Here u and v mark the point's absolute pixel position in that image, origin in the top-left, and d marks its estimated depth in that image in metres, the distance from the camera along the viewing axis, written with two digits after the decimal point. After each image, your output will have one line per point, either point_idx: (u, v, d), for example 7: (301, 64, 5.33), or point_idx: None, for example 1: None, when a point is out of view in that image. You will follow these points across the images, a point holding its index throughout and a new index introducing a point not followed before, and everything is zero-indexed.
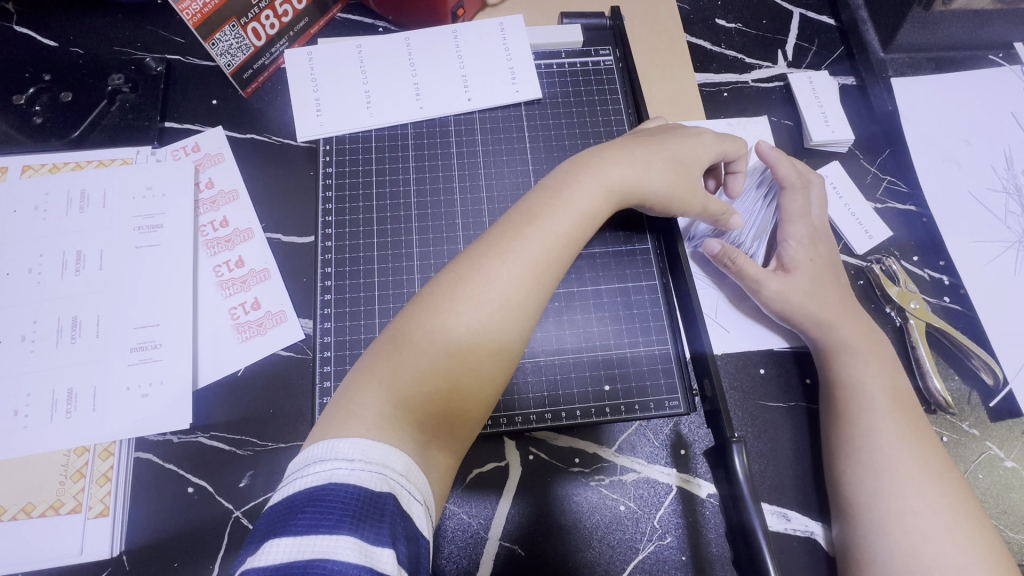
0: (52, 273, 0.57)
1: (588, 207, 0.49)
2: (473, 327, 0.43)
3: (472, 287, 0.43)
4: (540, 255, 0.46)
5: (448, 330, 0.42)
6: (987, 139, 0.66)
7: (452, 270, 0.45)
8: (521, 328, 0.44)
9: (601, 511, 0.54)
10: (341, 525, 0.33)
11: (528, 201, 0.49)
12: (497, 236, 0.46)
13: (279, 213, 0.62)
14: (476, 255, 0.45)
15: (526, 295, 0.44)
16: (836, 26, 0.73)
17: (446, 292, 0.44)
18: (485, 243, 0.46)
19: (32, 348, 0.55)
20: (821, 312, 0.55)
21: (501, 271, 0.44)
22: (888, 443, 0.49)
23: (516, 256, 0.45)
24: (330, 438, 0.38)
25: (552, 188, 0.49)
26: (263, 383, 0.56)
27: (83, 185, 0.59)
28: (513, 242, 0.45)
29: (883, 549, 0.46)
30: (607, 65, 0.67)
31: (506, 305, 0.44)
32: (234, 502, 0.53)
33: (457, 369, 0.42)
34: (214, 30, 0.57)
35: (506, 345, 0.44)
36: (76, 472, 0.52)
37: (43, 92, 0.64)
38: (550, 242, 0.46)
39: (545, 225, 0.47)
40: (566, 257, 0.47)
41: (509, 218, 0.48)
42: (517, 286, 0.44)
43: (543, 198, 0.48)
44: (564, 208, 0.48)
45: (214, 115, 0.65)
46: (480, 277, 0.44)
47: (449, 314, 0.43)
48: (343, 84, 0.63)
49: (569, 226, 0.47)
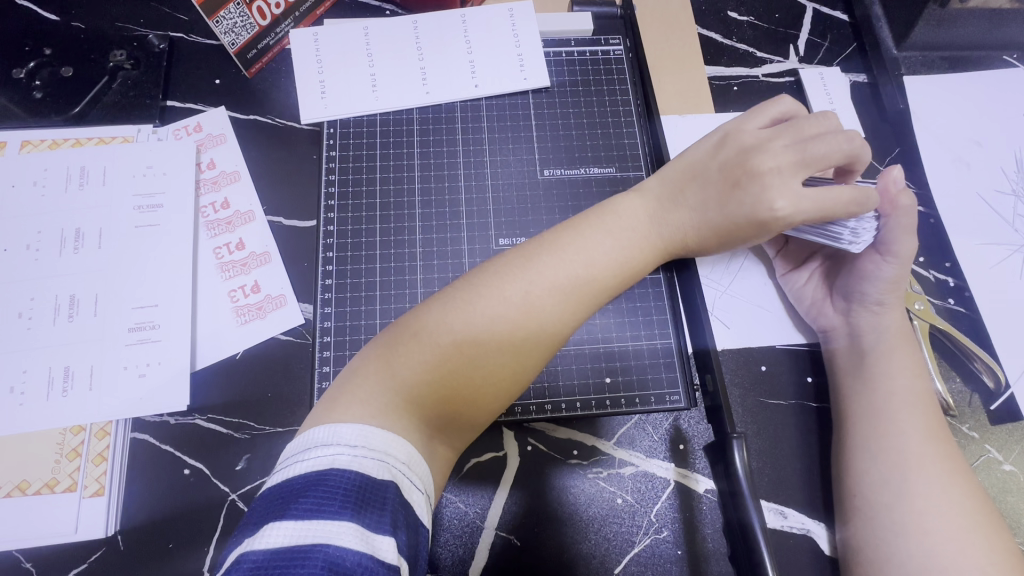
0: (51, 250, 0.56)
1: (636, 266, 0.48)
2: (497, 332, 0.42)
3: (507, 295, 0.43)
4: (580, 283, 0.45)
5: (472, 334, 0.42)
6: (998, 139, 0.66)
7: (491, 272, 0.45)
8: (542, 345, 0.44)
9: (598, 503, 0.54)
10: (342, 511, 0.32)
11: (581, 221, 0.49)
12: (544, 250, 0.46)
13: (280, 195, 0.61)
14: (518, 269, 0.45)
15: (558, 315, 0.44)
16: (849, 22, 0.72)
17: (479, 295, 0.43)
18: (533, 249, 0.46)
19: (29, 324, 0.54)
20: (875, 287, 0.53)
21: (539, 284, 0.44)
22: (896, 447, 0.49)
23: (559, 270, 0.45)
24: (331, 422, 0.38)
25: (610, 229, 0.48)
26: (261, 366, 0.56)
27: (82, 162, 0.59)
28: (559, 261, 0.45)
29: (900, 550, 0.46)
30: (617, 54, 0.66)
31: (536, 318, 0.43)
32: (231, 485, 0.52)
33: (473, 375, 0.42)
34: (218, 7, 0.57)
35: (525, 357, 0.43)
36: (72, 451, 0.52)
37: (43, 66, 0.63)
38: (592, 266, 0.46)
39: (591, 249, 0.47)
40: (607, 293, 0.47)
41: (562, 232, 0.48)
42: (552, 301, 0.44)
43: (599, 235, 0.48)
44: (612, 252, 0.47)
45: (218, 95, 0.64)
46: (513, 286, 0.44)
47: (476, 320, 0.42)
48: (350, 67, 0.62)
49: (616, 274, 0.47)
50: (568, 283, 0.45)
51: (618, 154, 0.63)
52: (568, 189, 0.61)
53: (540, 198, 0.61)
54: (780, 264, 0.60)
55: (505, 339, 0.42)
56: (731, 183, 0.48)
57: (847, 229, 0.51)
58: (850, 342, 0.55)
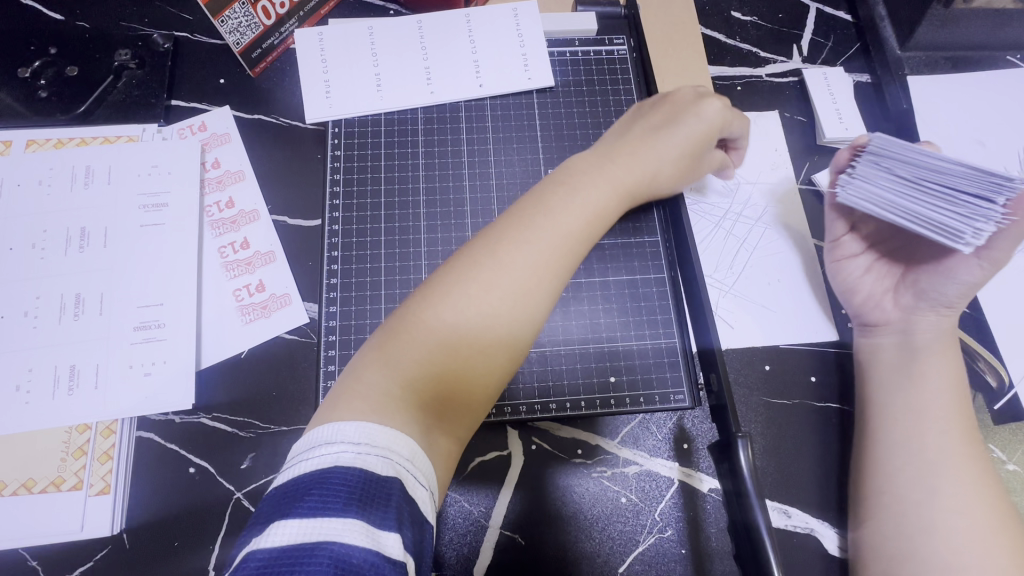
0: (56, 249, 0.56)
1: (600, 206, 0.47)
2: (481, 313, 0.42)
3: (486, 274, 0.43)
4: (551, 246, 0.44)
5: (457, 317, 0.42)
6: (1002, 139, 0.66)
7: (468, 254, 0.44)
8: (529, 317, 0.43)
9: (602, 502, 0.54)
10: (348, 508, 0.32)
11: (544, 190, 0.47)
12: (513, 222, 0.45)
13: (285, 195, 0.61)
14: (491, 246, 0.44)
15: (536, 288, 0.43)
16: (853, 22, 0.72)
17: (460, 276, 0.43)
18: (503, 225, 0.46)
19: (34, 322, 0.54)
20: (953, 289, 0.51)
21: (514, 258, 0.43)
22: (902, 450, 0.49)
23: (533, 238, 0.44)
24: (334, 420, 0.38)
25: (566, 182, 0.47)
26: (266, 365, 0.56)
27: (87, 162, 0.59)
28: (528, 230, 0.44)
29: (905, 553, 0.46)
30: (621, 55, 0.67)
31: (516, 294, 0.43)
32: (236, 483, 0.52)
33: (462, 357, 0.42)
34: (224, 7, 0.57)
35: (509, 334, 0.43)
36: (77, 450, 0.52)
37: (48, 66, 0.63)
38: (562, 229, 0.45)
39: (558, 211, 0.46)
40: (579, 251, 0.46)
41: (527, 204, 0.46)
42: (530, 274, 0.43)
43: (556, 189, 0.47)
44: (575, 199, 0.46)
45: (223, 94, 0.64)
46: (491, 264, 0.43)
47: (461, 301, 0.42)
48: (354, 66, 0.62)
49: (581, 222, 0.46)
50: (540, 250, 0.44)
51: None
52: None
53: None
54: (847, 241, 0.58)
55: (488, 318, 0.42)
56: (665, 109, 0.53)
57: (967, 228, 0.45)
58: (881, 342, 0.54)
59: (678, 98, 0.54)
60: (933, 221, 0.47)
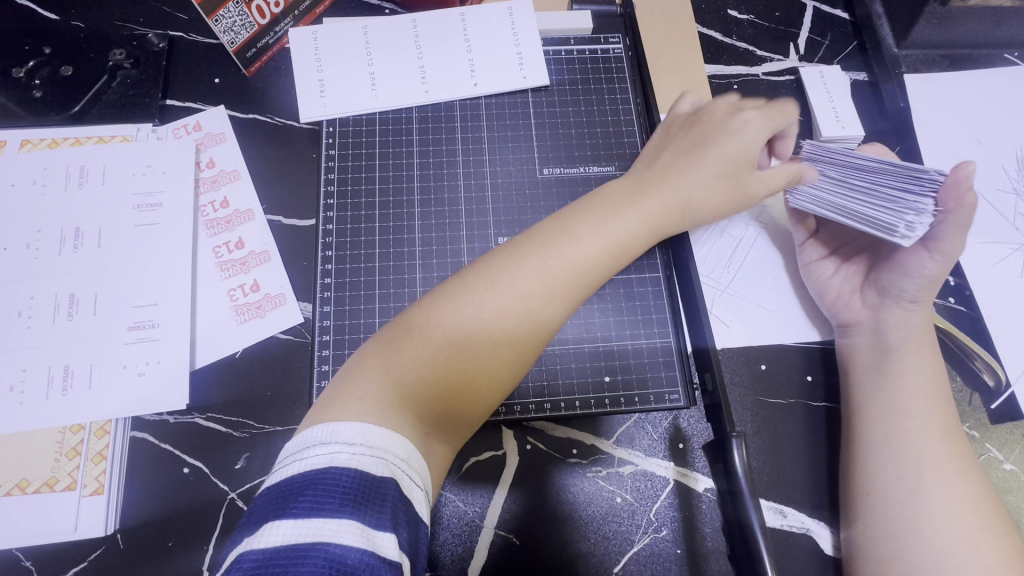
0: (50, 248, 0.56)
1: (628, 238, 0.46)
2: (491, 329, 0.42)
3: (499, 293, 0.42)
4: (571, 273, 0.44)
5: (466, 332, 0.41)
6: (999, 137, 0.66)
7: (480, 270, 0.44)
8: (540, 335, 0.44)
9: (597, 502, 0.54)
10: (342, 508, 0.32)
11: (568, 214, 0.47)
12: (533, 242, 0.45)
13: (279, 194, 0.61)
14: (508, 266, 0.43)
15: (550, 308, 0.43)
16: (850, 21, 0.71)
17: (472, 292, 0.42)
18: (521, 244, 0.45)
19: (29, 322, 0.54)
20: (914, 283, 0.52)
21: (530, 279, 0.43)
22: (895, 448, 0.49)
23: (552, 261, 0.43)
24: (329, 420, 0.38)
25: (594, 211, 0.47)
26: (261, 365, 0.56)
27: (82, 161, 0.59)
28: (549, 253, 0.44)
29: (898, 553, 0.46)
30: (616, 53, 0.66)
31: (530, 314, 0.42)
32: (230, 484, 0.52)
33: (468, 371, 0.42)
34: (217, 6, 0.57)
35: (519, 351, 0.43)
36: (71, 450, 0.52)
37: (43, 65, 0.63)
38: (582, 257, 0.44)
39: (581, 240, 0.45)
40: (598, 279, 0.46)
41: (548, 225, 0.46)
42: (546, 295, 0.43)
43: (584, 217, 0.46)
44: (603, 229, 0.46)
45: (218, 94, 0.64)
46: (505, 282, 0.43)
47: (470, 316, 0.42)
48: (348, 65, 0.62)
49: (605, 251, 0.45)
50: (560, 275, 0.44)
51: (617, 152, 0.63)
52: (567, 187, 0.61)
53: (539, 196, 0.61)
54: (809, 249, 0.59)
55: (497, 336, 0.42)
56: (695, 136, 0.53)
57: (901, 222, 0.48)
58: (867, 340, 0.54)
59: (710, 119, 0.53)
60: (871, 217, 0.49)
